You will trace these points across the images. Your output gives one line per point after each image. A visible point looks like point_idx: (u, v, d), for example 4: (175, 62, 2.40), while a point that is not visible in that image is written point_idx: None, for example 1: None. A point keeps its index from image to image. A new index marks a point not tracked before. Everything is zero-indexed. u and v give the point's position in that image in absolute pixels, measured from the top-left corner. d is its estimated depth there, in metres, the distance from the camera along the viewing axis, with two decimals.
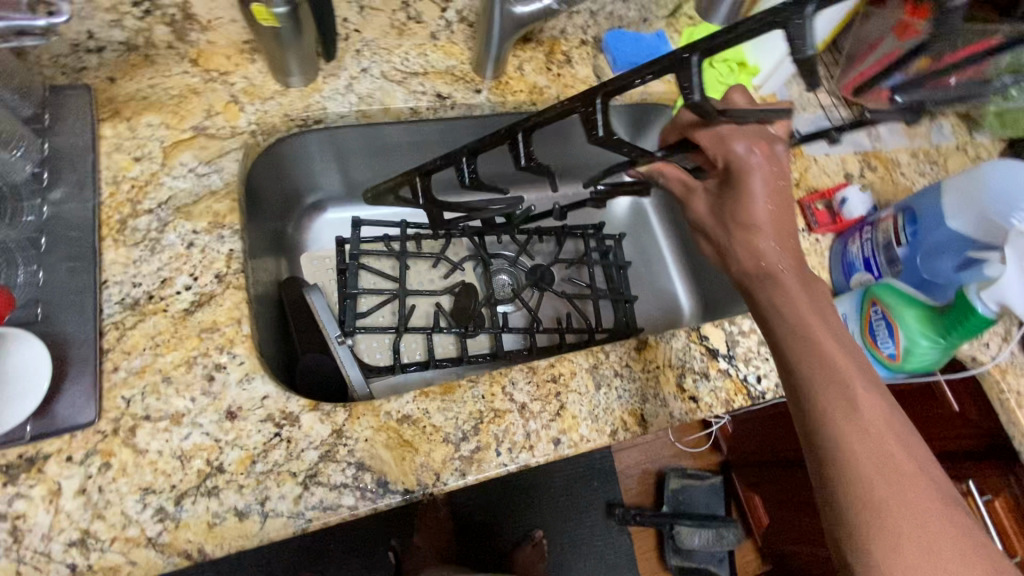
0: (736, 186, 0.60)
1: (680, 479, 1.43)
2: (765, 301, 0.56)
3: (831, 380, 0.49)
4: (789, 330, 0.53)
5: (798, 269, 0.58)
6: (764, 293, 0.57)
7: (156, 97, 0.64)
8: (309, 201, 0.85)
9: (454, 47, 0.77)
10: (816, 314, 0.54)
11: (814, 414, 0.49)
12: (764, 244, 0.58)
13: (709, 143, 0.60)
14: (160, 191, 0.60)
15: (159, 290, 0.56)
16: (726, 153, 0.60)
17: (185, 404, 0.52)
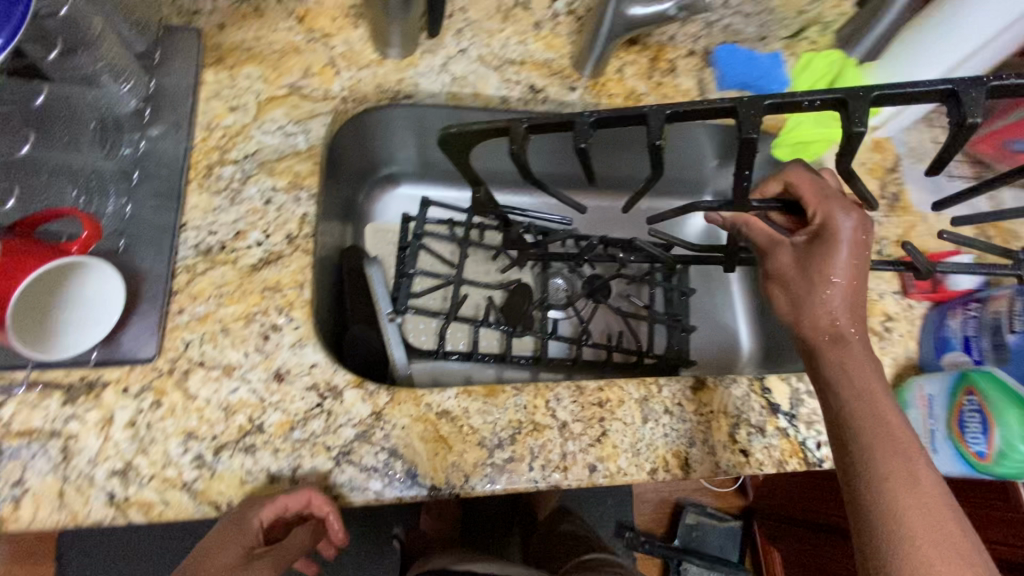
0: (829, 246, 0.52)
1: (697, 516, 1.38)
2: (835, 374, 0.49)
3: (896, 455, 0.44)
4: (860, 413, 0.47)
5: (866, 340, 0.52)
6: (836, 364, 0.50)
7: (259, 50, 0.65)
8: (383, 173, 0.85)
9: (557, 40, 0.74)
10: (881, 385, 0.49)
11: (876, 492, 0.43)
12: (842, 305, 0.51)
13: (809, 193, 0.55)
14: (248, 144, 0.61)
15: (231, 242, 0.57)
16: (826, 208, 0.53)
17: (239, 358, 0.53)
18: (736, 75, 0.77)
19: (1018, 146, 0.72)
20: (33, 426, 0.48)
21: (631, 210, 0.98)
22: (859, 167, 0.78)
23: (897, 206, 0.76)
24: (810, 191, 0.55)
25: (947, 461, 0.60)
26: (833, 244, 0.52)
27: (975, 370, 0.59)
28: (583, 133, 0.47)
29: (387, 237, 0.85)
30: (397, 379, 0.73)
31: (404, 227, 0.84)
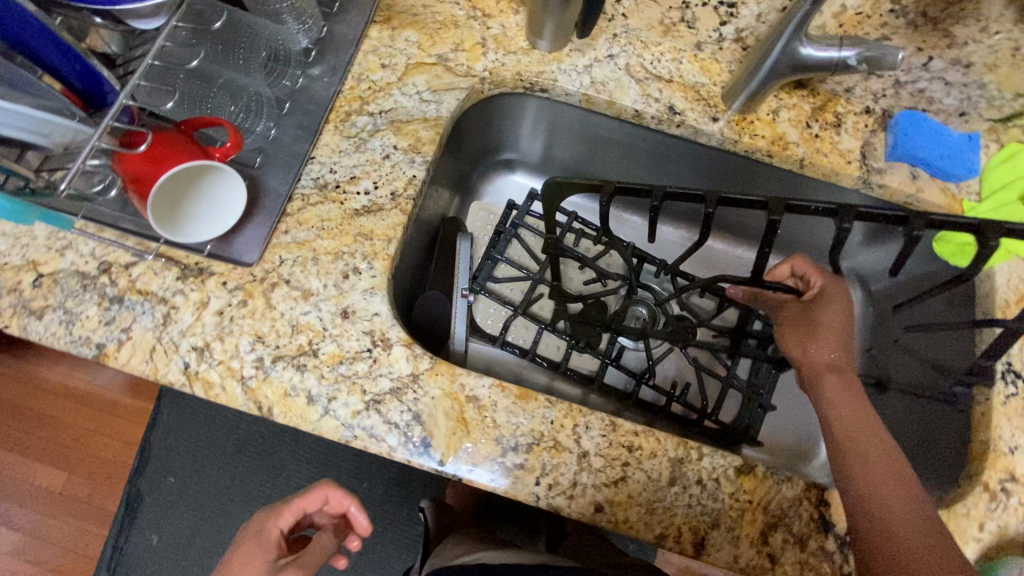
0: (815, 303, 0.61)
1: None
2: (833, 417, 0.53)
3: (901, 512, 0.45)
4: (863, 437, 0.51)
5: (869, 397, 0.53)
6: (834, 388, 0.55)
7: (423, 18, 0.70)
8: (502, 157, 0.87)
9: (714, 65, 0.70)
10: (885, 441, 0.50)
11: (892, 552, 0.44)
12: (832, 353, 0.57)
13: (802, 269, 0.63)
14: (386, 100, 0.66)
15: (345, 183, 0.62)
16: (812, 278, 0.63)
17: (317, 286, 0.59)
18: (911, 148, 0.67)
19: None
20: (149, 289, 0.57)
21: (743, 260, 0.90)
22: None
23: None
24: (810, 269, 0.63)
25: None
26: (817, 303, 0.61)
27: None
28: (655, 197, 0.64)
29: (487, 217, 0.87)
30: (451, 354, 0.74)
31: (507, 213, 0.86)
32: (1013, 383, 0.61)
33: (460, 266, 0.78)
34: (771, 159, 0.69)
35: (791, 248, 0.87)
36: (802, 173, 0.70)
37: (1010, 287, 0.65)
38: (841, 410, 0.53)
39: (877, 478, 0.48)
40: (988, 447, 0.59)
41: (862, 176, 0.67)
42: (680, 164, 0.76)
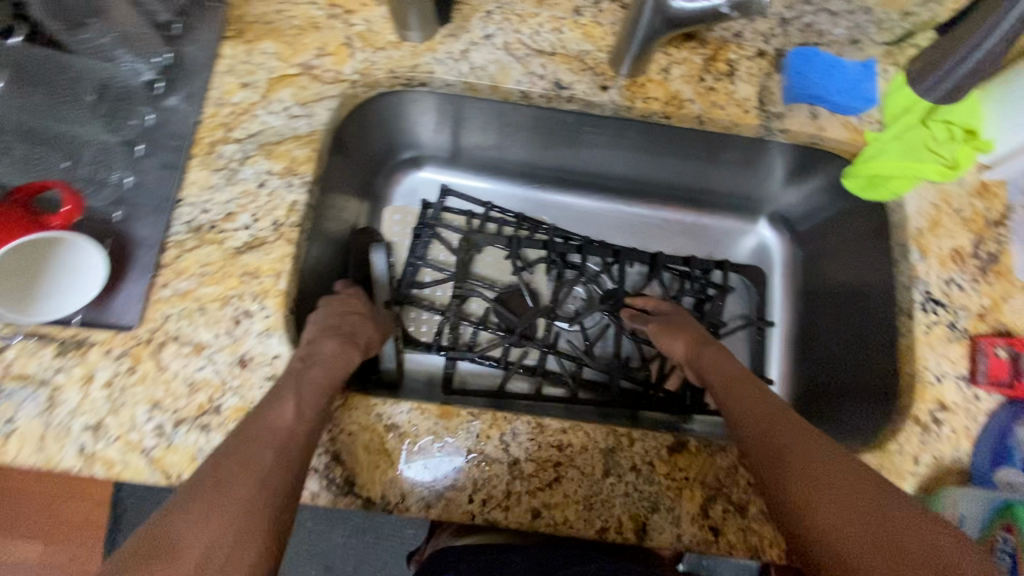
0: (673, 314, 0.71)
1: None
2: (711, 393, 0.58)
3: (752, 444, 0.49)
4: (729, 379, 0.57)
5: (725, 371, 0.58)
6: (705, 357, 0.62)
7: (279, 25, 0.65)
8: (405, 155, 0.83)
9: (596, 29, 0.66)
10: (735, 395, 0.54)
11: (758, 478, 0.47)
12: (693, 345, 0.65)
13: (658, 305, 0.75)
14: (253, 123, 0.61)
15: (221, 222, 0.58)
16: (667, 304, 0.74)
17: (209, 338, 0.55)
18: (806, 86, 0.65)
19: None
20: (28, 372, 0.53)
21: (674, 220, 0.87)
22: (950, 214, 0.63)
23: (994, 269, 0.62)
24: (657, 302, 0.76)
25: None
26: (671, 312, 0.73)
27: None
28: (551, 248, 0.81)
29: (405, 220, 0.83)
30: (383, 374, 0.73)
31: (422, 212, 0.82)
32: (934, 311, 0.60)
33: (380, 280, 0.77)
34: (668, 120, 0.66)
35: (717, 201, 0.85)
36: (703, 129, 0.67)
37: (921, 214, 0.63)
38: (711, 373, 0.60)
39: (742, 402, 0.53)
40: (916, 379, 0.58)
41: (761, 122, 0.65)
42: (589, 129, 0.73)
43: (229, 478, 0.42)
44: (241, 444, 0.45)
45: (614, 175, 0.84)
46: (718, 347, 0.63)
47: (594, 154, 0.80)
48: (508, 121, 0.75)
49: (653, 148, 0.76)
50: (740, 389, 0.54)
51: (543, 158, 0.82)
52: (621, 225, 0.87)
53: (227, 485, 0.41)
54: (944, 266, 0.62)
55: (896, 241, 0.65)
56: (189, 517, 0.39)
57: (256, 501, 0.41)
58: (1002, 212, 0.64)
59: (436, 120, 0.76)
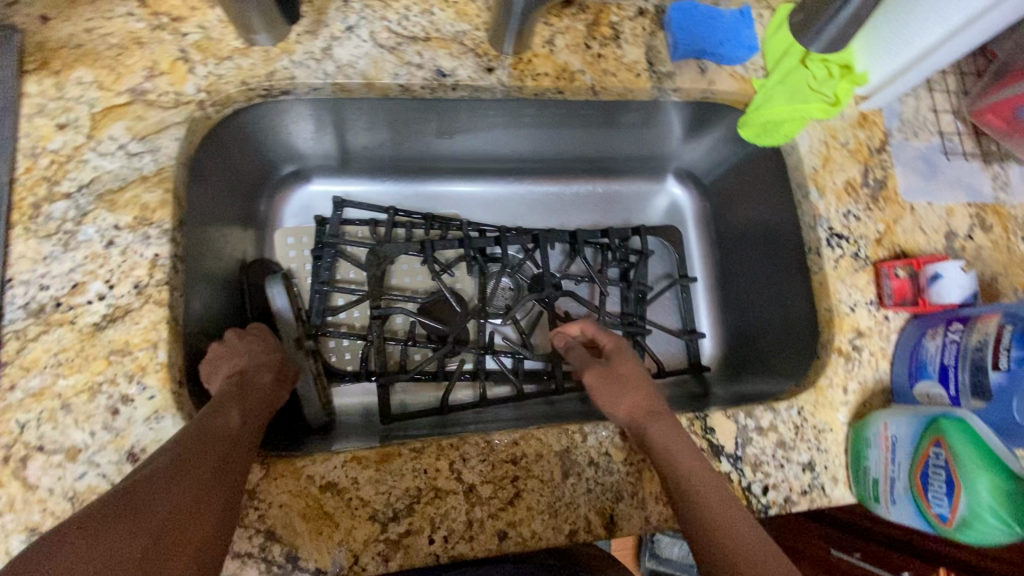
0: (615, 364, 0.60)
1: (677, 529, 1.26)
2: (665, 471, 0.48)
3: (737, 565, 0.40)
4: (685, 472, 0.47)
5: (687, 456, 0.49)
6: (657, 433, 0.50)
7: (92, 46, 0.53)
8: (286, 171, 0.74)
9: (469, 6, 0.61)
10: (710, 494, 0.45)
11: None
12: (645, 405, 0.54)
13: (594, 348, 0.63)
14: (83, 171, 0.51)
15: (68, 296, 0.48)
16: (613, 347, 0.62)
17: (84, 438, 0.46)
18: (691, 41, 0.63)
19: None
20: None
21: (585, 192, 0.85)
22: (839, 148, 0.66)
23: (883, 195, 0.65)
24: (597, 329, 0.66)
25: (907, 517, 0.51)
26: (613, 362, 0.60)
27: (948, 411, 0.49)
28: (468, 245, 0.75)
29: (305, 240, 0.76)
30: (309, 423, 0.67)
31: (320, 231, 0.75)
32: (838, 245, 0.63)
33: (284, 318, 0.67)
34: (561, 94, 0.63)
35: (625, 166, 0.84)
36: (598, 98, 0.65)
37: (813, 152, 0.65)
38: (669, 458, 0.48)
39: (705, 511, 0.44)
40: (833, 313, 0.61)
41: (655, 84, 0.63)
42: (480, 114, 0.68)
43: (190, 468, 0.38)
44: (191, 438, 0.42)
45: (517, 156, 0.80)
46: (673, 424, 0.51)
47: (493, 138, 0.75)
48: (393, 117, 0.68)
49: (550, 123, 0.72)
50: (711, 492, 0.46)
51: (439, 151, 0.76)
52: (535, 207, 0.84)
53: (196, 474, 0.38)
54: (840, 200, 0.64)
55: (795, 182, 0.67)
56: (158, 501, 0.35)
57: (216, 493, 0.39)
58: (881, 139, 0.67)
59: (307, 127, 0.67)
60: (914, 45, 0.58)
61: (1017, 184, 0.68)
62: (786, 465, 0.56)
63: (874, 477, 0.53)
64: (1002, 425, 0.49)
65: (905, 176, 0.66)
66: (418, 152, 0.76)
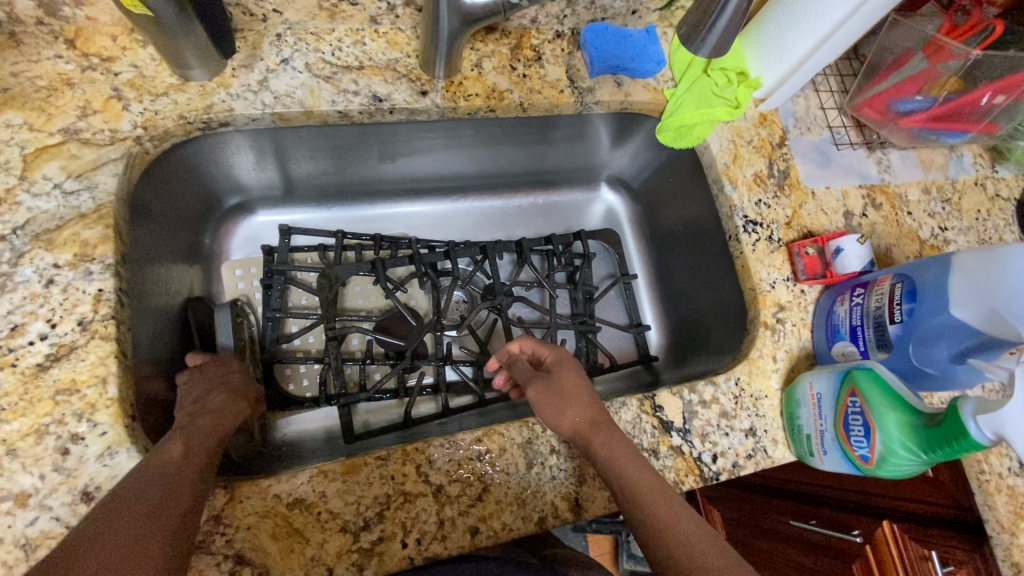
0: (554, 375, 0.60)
1: None
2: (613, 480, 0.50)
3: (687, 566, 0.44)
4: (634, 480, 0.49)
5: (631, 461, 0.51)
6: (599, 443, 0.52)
7: (20, 88, 0.54)
8: (231, 203, 0.75)
9: (399, 36, 0.65)
10: (656, 497, 0.48)
11: None
12: (588, 413, 0.54)
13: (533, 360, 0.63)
14: (16, 212, 0.51)
15: (7, 339, 0.48)
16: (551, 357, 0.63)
17: (32, 483, 0.45)
18: (606, 58, 0.69)
19: (904, 107, 0.72)
20: None
21: (526, 204, 0.90)
22: (745, 146, 0.73)
23: (788, 183, 0.73)
24: (537, 344, 0.65)
25: (838, 464, 0.57)
26: (554, 374, 0.60)
27: (860, 365, 0.56)
28: (418, 261, 0.77)
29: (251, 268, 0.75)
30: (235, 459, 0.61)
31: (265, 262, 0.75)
32: (754, 231, 0.70)
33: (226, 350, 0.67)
34: (492, 113, 0.67)
35: (562, 177, 0.89)
36: (528, 114, 0.70)
37: (723, 151, 0.73)
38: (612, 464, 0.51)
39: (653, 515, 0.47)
40: (756, 292, 0.67)
41: (577, 99, 0.69)
42: (413, 136, 0.72)
43: (145, 493, 0.41)
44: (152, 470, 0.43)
45: (458, 175, 0.83)
46: (615, 432, 0.53)
47: (434, 159, 0.78)
48: (335, 144, 0.70)
49: (485, 140, 0.76)
50: (654, 496, 0.48)
51: (381, 175, 0.79)
52: (480, 222, 0.88)
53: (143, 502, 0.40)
54: (751, 190, 0.72)
55: (711, 178, 0.74)
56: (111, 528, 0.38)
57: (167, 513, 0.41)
58: (781, 135, 0.75)
59: (247, 159, 0.69)
60: (796, 52, 0.67)
61: (897, 166, 0.78)
62: (731, 432, 0.61)
63: (807, 433, 0.59)
64: (904, 370, 0.57)
65: (805, 165, 0.74)
66: (361, 177, 0.78)
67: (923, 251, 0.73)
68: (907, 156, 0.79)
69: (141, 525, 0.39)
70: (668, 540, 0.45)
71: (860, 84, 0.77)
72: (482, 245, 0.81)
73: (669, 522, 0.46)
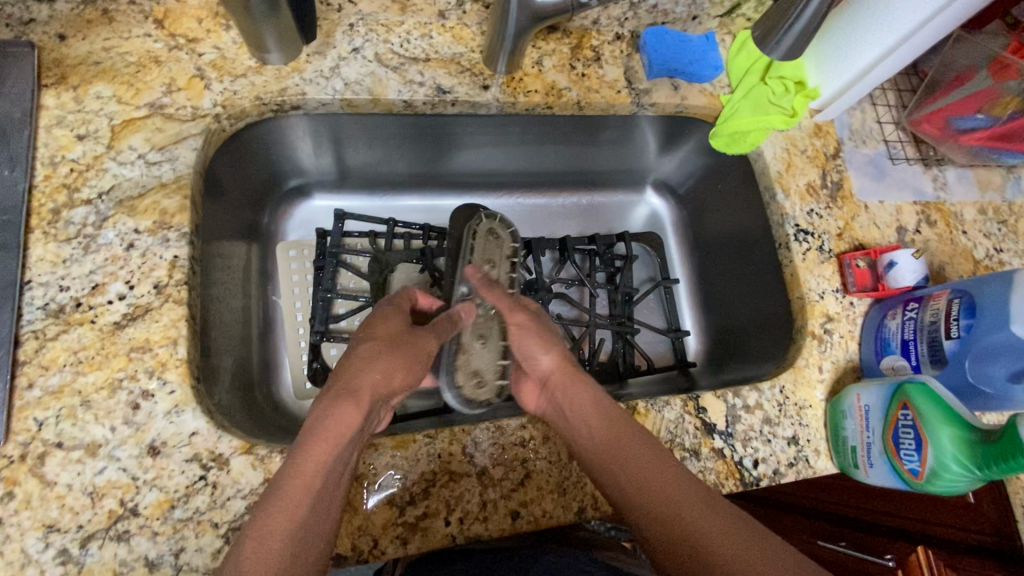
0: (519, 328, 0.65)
1: None
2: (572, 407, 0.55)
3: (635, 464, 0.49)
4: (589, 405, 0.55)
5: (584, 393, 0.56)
6: (564, 394, 0.57)
7: (111, 63, 0.57)
8: (290, 186, 0.77)
9: (465, 31, 0.67)
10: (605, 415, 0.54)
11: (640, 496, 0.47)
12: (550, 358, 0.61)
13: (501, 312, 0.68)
14: (102, 178, 0.54)
15: (88, 297, 0.50)
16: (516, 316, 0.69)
17: (104, 434, 0.47)
18: (665, 61, 0.70)
19: (964, 124, 0.72)
20: None
21: (571, 204, 0.91)
22: (799, 155, 0.73)
23: (841, 195, 0.73)
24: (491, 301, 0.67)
25: (883, 478, 0.56)
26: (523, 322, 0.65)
27: (913, 378, 0.55)
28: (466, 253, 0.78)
29: (492, 239, 0.73)
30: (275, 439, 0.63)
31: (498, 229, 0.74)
32: (805, 240, 0.70)
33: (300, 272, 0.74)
34: (550, 109, 0.69)
35: (608, 178, 0.90)
36: (584, 113, 0.71)
37: (776, 159, 0.72)
38: (577, 416, 0.54)
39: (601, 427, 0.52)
40: (804, 301, 0.67)
41: (634, 100, 0.70)
42: (468, 130, 0.73)
43: (306, 470, 0.44)
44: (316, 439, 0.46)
45: (507, 170, 0.84)
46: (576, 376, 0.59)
47: (489, 154, 0.80)
48: (393, 133, 0.72)
49: (542, 137, 0.78)
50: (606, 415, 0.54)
51: (432, 166, 0.81)
52: (525, 218, 0.89)
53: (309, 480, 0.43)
54: (803, 200, 0.71)
55: (762, 185, 0.74)
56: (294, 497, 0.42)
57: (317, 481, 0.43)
58: (835, 147, 0.75)
59: (310, 143, 0.71)
60: (862, 61, 0.66)
61: (954, 184, 0.77)
62: (774, 440, 0.61)
63: (852, 445, 0.58)
64: (957, 387, 0.56)
65: (860, 177, 0.74)
66: (413, 168, 0.80)
67: (978, 272, 0.72)
68: (965, 175, 0.78)
69: (313, 500, 0.43)
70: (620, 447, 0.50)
71: (920, 100, 0.76)
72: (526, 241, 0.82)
73: (638, 457, 0.49)
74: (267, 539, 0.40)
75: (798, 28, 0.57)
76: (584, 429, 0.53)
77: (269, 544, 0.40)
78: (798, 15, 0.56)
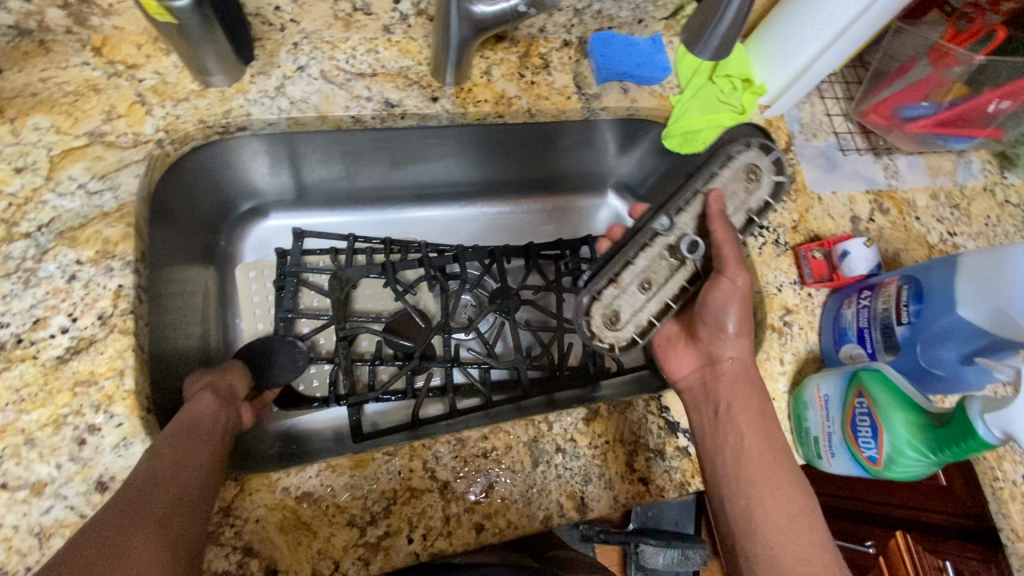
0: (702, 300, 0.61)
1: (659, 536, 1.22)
2: (729, 416, 0.54)
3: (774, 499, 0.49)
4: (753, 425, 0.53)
5: (749, 408, 0.55)
6: (728, 388, 0.56)
7: (48, 93, 0.56)
8: (246, 207, 0.76)
9: (411, 44, 0.67)
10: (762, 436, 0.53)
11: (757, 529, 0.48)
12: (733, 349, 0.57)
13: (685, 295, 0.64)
14: (41, 211, 0.53)
15: (29, 332, 0.49)
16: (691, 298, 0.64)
17: (49, 471, 0.46)
18: (612, 65, 0.71)
19: (909, 113, 0.73)
20: None
21: (534, 210, 0.91)
22: None
23: (794, 188, 0.74)
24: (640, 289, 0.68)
25: (846, 466, 0.56)
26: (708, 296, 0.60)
27: (868, 366, 0.55)
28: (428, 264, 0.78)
29: (743, 185, 0.63)
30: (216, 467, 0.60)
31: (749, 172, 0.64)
32: (760, 234, 0.70)
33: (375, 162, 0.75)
34: (501, 118, 0.69)
35: (569, 183, 0.90)
36: (536, 120, 0.71)
37: None
38: (736, 420, 0.54)
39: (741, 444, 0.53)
40: (763, 295, 0.67)
41: (584, 105, 0.71)
42: (424, 143, 0.74)
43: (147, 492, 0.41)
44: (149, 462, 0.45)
45: (466, 180, 0.84)
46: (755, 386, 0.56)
47: (435, 168, 0.80)
48: (347, 150, 0.72)
49: (501, 145, 0.78)
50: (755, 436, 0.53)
51: (392, 180, 0.80)
52: (490, 228, 0.89)
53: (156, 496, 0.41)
54: None
55: None
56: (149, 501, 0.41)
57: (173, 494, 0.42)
58: (786, 141, 0.76)
59: (259, 163, 0.70)
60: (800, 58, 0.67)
61: (905, 172, 0.79)
62: None
63: (815, 435, 0.59)
64: (912, 372, 0.56)
65: (811, 170, 0.75)
66: (372, 183, 0.80)
67: (932, 256, 0.73)
68: (915, 162, 0.79)
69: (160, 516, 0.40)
70: (768, 480, 0.50)
71: (865, 91, 0.78)
72: (485, 251, 0.82)
73: (776, 498, 0.49)
74: (145, 513, 0.39)
75: (723, 28, 0.57)
76: (736, 438, 0.53)
77: (148, 516, 0.39)
78: (721, 18, 0.56)
